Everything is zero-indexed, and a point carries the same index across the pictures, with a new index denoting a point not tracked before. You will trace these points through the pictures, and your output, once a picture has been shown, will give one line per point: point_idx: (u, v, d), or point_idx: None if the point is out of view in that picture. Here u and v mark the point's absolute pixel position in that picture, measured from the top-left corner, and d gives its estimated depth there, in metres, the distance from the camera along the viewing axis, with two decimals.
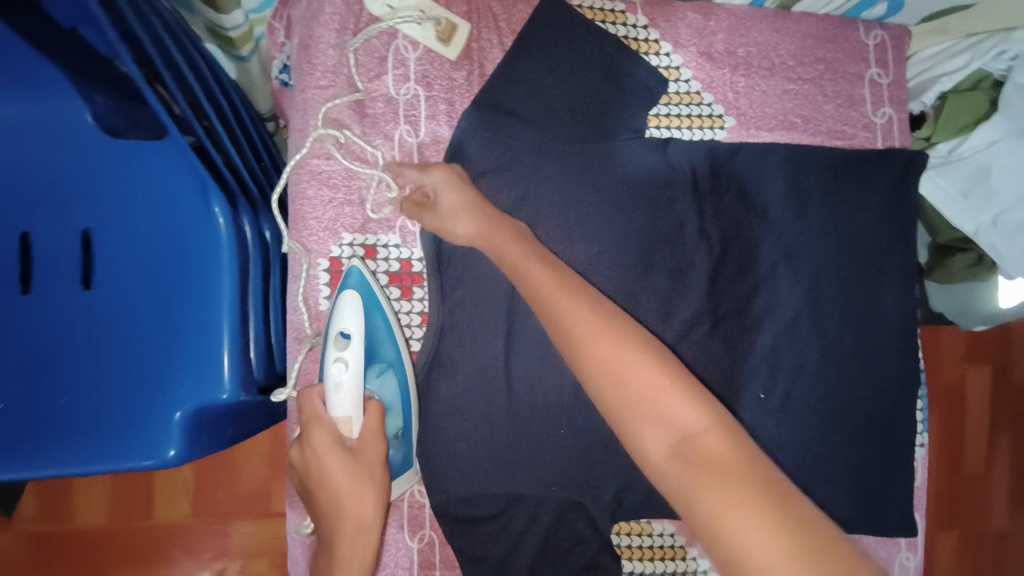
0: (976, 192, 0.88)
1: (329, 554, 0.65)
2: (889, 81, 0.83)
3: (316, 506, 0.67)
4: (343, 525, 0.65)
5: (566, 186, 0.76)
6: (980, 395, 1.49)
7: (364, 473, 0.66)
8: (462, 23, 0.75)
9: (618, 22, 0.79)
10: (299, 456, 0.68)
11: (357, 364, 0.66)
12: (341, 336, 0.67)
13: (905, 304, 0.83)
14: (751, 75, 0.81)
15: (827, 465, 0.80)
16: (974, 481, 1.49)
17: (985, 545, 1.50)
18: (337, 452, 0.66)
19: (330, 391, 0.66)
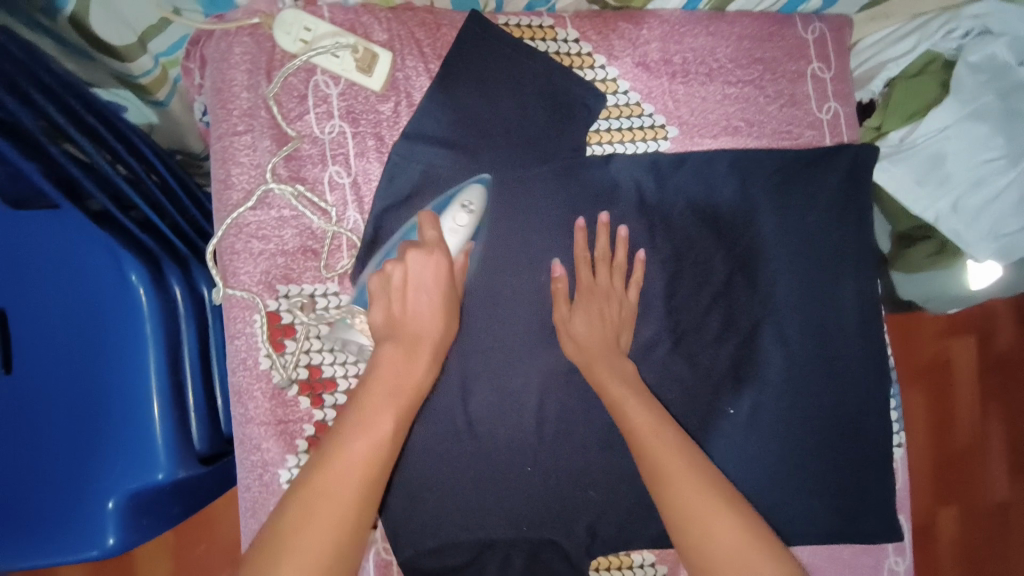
0: (931, 178, 0.86)
1: (401, 361, 0.59)
2: (832, 75, 0.81)
3: (408, 314, 0.61)
4: (427, 349, 0.61)
5: (509, 215, 0.74)
6: (963, 366, 1.47)
7: (453, 306, 0.64)
8: (381, 51, 0.70)
9: (547, 37, 0.75)
10: (417, 256, 0.62)
11: (473, 224, 0.68)
12: (466, 206, 0.67)
13: (865, 301, 0.82)
14: (690, 83, 0.78)
15: (804, 474, 0.79)
16: (966, 453, 1.48)
17: (985, 515, 1.49)
18: (452, 277, 0.64)
19: (448, 229, 0.66)
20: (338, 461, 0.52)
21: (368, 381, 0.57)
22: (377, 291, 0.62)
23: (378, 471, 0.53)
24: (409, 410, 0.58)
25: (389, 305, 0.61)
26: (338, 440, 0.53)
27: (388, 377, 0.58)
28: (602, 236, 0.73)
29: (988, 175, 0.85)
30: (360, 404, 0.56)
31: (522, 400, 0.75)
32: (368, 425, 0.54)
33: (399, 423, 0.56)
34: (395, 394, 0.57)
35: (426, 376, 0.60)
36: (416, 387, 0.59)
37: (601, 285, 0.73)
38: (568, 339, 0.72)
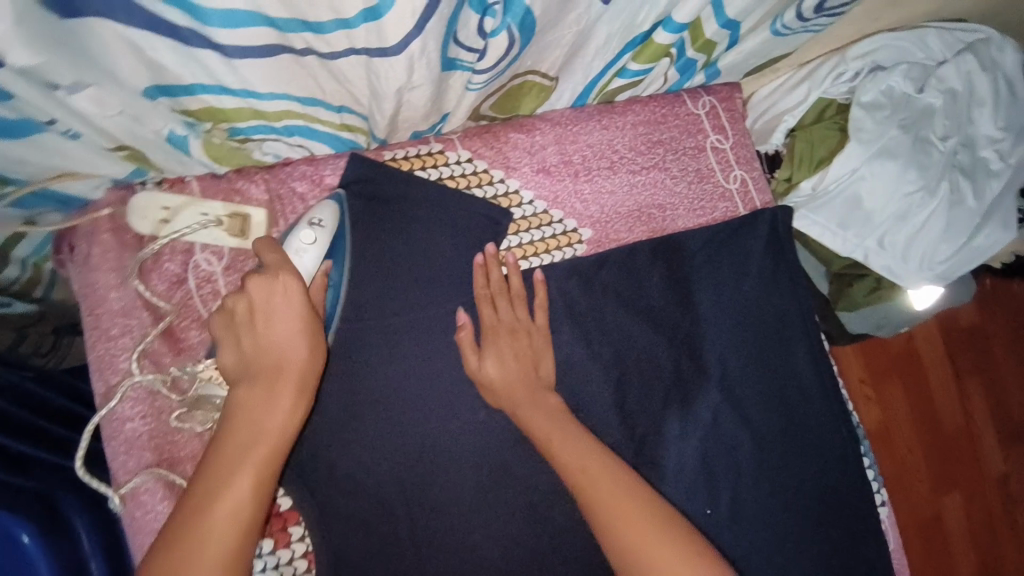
0: (852, 220, 0.87)
1: (262, 402, 0.53)
2: (731, 144, 0.82)
3: (258, 342, 0.54)
4: (288, 382, 0.54)
5: (431, 354, 0.70)
6: (932, 349, 1.47)
7: (319, 330, 0.57)
8: (254, 210, 0.64)
9: (439, 163, 0.71)
10: (260, 283, 0.55)
11: (325, 241, 0.62)
12: (314, 219, 0.62)
13: (818, 361, 0.79)
14: (594, 179, 0.76)
15: (799, 562, 0.74)
16: (957, 435, 1.47)
17: (990, 491, 1.47)
18: (304, 301, 0.56)
19: (293, 246, 0.60)
20: (191, 530, 0.48)
21: (226, 431, 0.52)
22: (224, 331, 0.56)
23: (240, 531, 0.49)
24: (272, 459, 0.52)
25: (239, 340, 0.55)
26: (196, 503, 0.49)
27: (243, 425, 0.52)
28: (491, 270, 0.70)
29: (907, 210, 0.85)
30: (215, 456, 0.51)
31: (485, 552, 0.68)
32: (224, 485, 0.50)
33: (263, 477, 0.51)
34: (255, 444, 0.52)
35: (292, 413, 0.54)
36: (280, 427, 0.53)
37: (505, 321, 0.69)
38: (485, 388, 0.68)
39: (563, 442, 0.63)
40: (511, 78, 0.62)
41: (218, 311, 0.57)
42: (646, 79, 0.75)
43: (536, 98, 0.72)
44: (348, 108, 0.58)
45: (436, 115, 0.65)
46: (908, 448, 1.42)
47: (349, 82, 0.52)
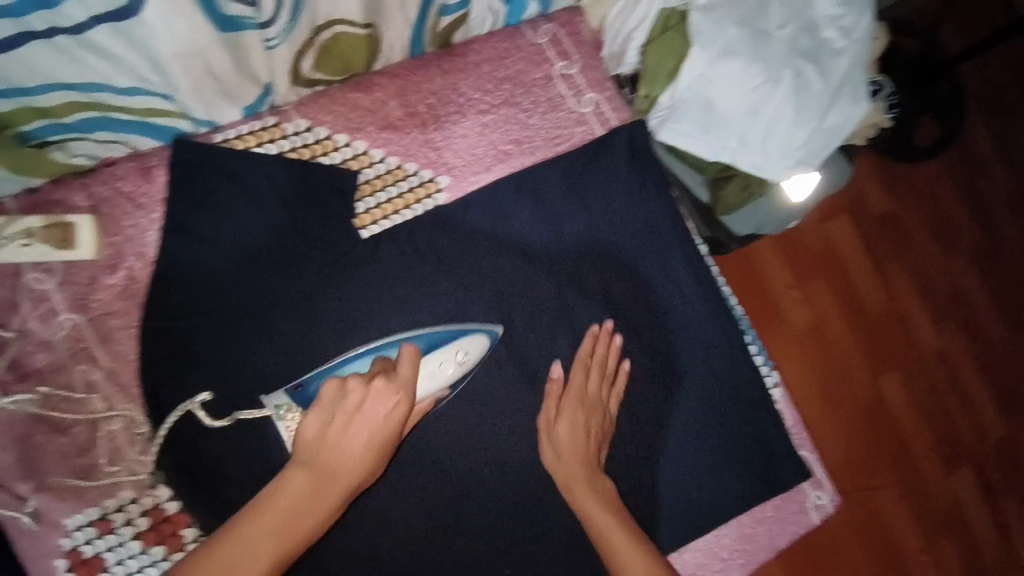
0: (710, 124, 0.90)
1: (302, 499, 0.54)
2: (579, 68, 0.82)
3: (333, 440, 0.56)
4: (331, 491, 0.55)
5: (308, 330, 0.69)
6: (847, 241, 1.42)
7: (387, 448, 0.59)
8: (76, 218, 0.63)
9: (276, 137, 0.69)
10: (379, 391, 0.58)
11: (446, 378, 0.66)
12: (459, 354, 0.67)
13: (693, 263, 0.84)
14: (444, 127, 0.75)
15: (698, 455, 0.80)
16: (885, 316, 1.42)
17: (931, 364, 1.43)
18: (390, 422, 0.58)
19: (427, 364, 0.65)
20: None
21: (272, 499, 0.53)
22: (322, 406, 0.57)
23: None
24: (290, 554, 0.52)
25: (330, 423, 0.57)
26: (221, 554, 0.50)
27: (281, 514, 0.53)
28: (599, 343, 0.75)
29: (759, 102, 0.87)
30: (245, 520, 0.52)
31: (399, 507, 0.71)
32: (234, 564, 0.50)
33: (275, 569, 0.51)
34: (281, 540, 0.52)
35: (326, 518, 0.54)
36: (304, 532, 0.53)
37: (590, 395, 0.73)
38: (550, 447, 0.72)
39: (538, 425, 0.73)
40: (313, 30, 0.61)
41: (333, 381, 0.59)
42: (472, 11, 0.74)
43: (368, 52, 0.68)
44: (144, 89, 0.57)
45: (254, 85, 0.63)
46: (839, 336, 1.38)
47: (123, 59, 0.53)
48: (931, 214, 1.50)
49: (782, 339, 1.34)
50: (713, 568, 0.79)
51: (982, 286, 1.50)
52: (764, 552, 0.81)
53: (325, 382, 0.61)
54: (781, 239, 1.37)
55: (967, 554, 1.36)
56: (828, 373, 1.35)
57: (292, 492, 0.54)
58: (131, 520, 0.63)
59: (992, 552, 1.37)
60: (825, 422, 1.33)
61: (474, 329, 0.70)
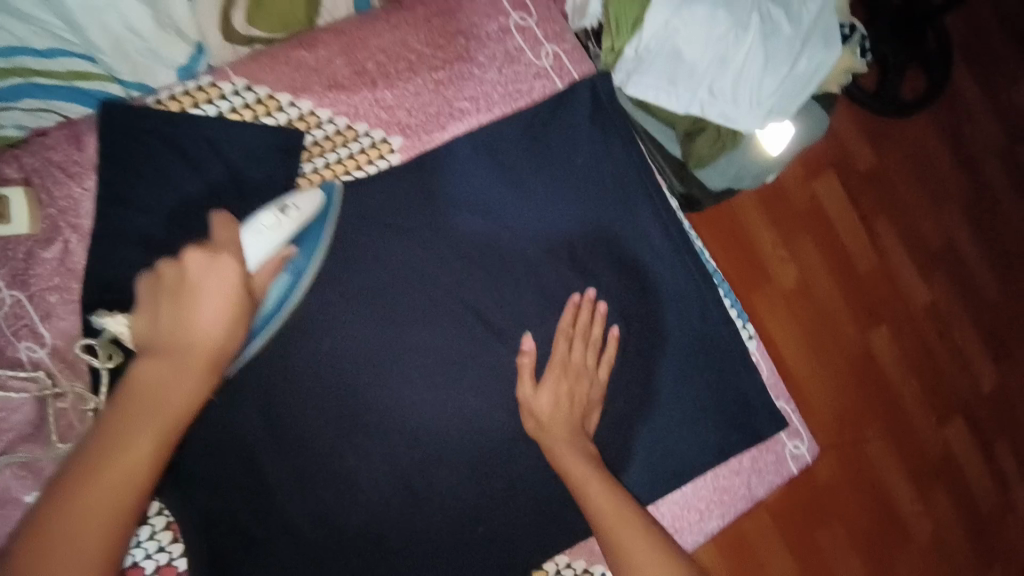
0: (679, 76, 0.86)
1: (160, 374, 0.50)
2: (536, 19, 0.78)
3: (178, 317, 0.51)
4: (187, 362, 0.50)
5: None
6: (834, 197, 1.38)
7: (242, 321, 0.54)
8: (10, 190, 0.61)
9: (214, 97, 0.66)
10: (200, 259, 0.53)
11: (284, 231, 0.61)
12: (286, 206, 0.62)
13: (662, 216, 0.81)
14: (395, 85, 0.72)
15: (671, 411, 0.78)
16: (873, 272, 1.39)
17: (920, 318, 1.41)
18: (237, 283, 0.54)
19: (255, 228, 0.59)
20: (81, 487, 0.45)
21: (128, 393, 0.49)
22: (149, 294, 0.54)
23: (122, 507, 0.46)
24: (172, 435, 0.49)
25: (159, 310, 0.53)
26: (87, 461, 0.46)
27: (143, 393, 0.49)
28: (581, 312, 0.74)
29: (727, 51, 0.84)
30: (106, 419, 0.48)
31: (365, 471, 0.70)
32: (114, 450, 0.47)
33: (161, 449, 0.48)
34: (157, 415, 0.49)
35: (198, 390, 0.50)
36: (176, 412, 0.49)
37: (574, 362, 0.72)
38: (531, 417, 0.71)
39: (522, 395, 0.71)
40: None
41: (150, 272, 0.55)
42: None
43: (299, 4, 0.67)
44: (63, 50, 0.58)
45: (184, 44, 0.62)
46: (826, 294, 1.34)
47: (32, 17, 0.54)
48: (919, 168, 1.46)
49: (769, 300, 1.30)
50: (690, 520, 0.78)
51: (971, 238, 1.48)
52: (742, 502, 0.81)
53: (138, 280, 0.56)
54: (766, 196, 1.32)
55: (962, 502, 1.36)
56: (815, 333, 1.31)
57: (137, 377, 0.50)
58: None
59: (987, 498, 1.38)
60: (816, 379, 1.31)
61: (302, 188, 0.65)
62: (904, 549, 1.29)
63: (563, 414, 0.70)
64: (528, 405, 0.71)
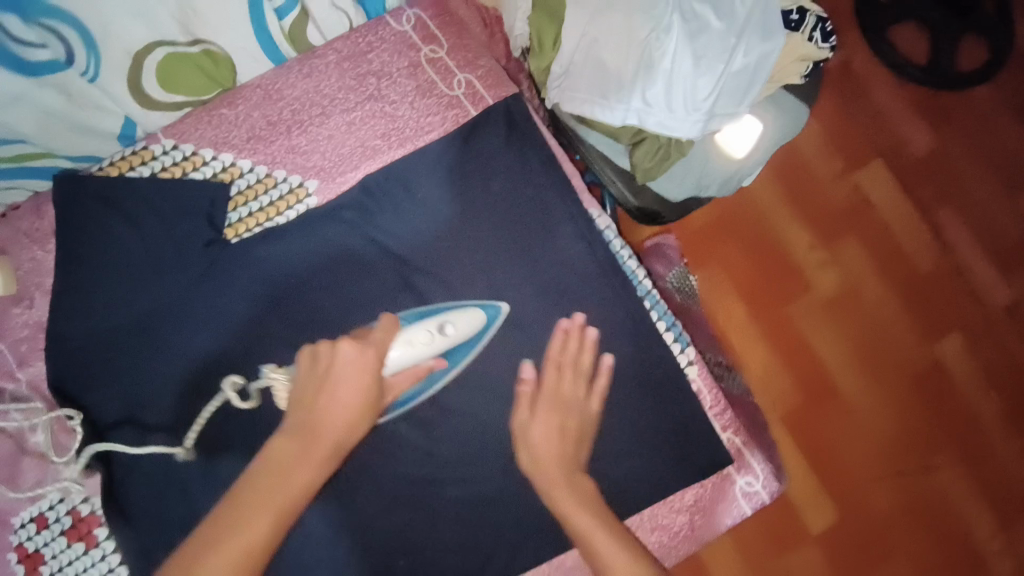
0: (610, 86, 0.83)
1: (295, 455, 0.56)
2: (446, 50, 0.80)
3: (314, 410, 0.59)
4: (319, 444, 0.57)
5: (192, 339, 0.73)
6: (883, 193, 1.28)
7: (371, 407, 0.62)
8: None
9: (147, 159, 0.74)
10: (348, 349, 0.62)
11: (436, 347, 0.70)
12: (444, 325, 0.71)
13: (589, 237, 0.79)
14: (308, 130, 0.76)
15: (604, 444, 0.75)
16: (938, 273, 1.27)
17: (1002, 323, 1.26)
18: (369, 387, 0.61)
19: (404, 343, 0.67)
20: (215, 543, 0.49)
21: (260, 472, 0.55)
22: (304, 375, 0.62)
23: (250, 566, 0.49)
24: (287, 513, 0.53)
25: (310, 386, 0.60)
26: (211, 526, 0.51)
27: (274, 471, 0.55)
28: (570, 338, 0.74)
29: (653, 55, 0.79)
30: (246, 492, 0.53)
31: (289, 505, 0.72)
32: (244, 524, 0.51)
33: (281, 526, 0.52)
34: (279, 495, 0.53)
35: (314, 480, 0.56)
36: (304, 486, 0.55)
37: (564, 393, 0.72)
38: (528, 452, 0.69)
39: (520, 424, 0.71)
40: (133, 61, 0.66)
41: (309, 347, 0.64)
42: (314, 7, 0.75)
43: (219, 67, 0.72)
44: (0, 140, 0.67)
45: (110, 115, 0.71)
46: (883, 300, 1.25)
47: None
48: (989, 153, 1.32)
49: (811, 311, 1.23)
50: None
51: None
52: (682, 541, 0.77)
53: (298, 356, 0.64)
54: (794, 190, 1.27)
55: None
56: (867, 349, 1.22)
57: (285, 471, 0.55)
58: (59, 517, 0.71)
59: None
60: (866, 397, 1.21)
61: (470, 306, 0.75)
62: None
63: (552, 446, 0.68)
64: (522, 430, 0.70)
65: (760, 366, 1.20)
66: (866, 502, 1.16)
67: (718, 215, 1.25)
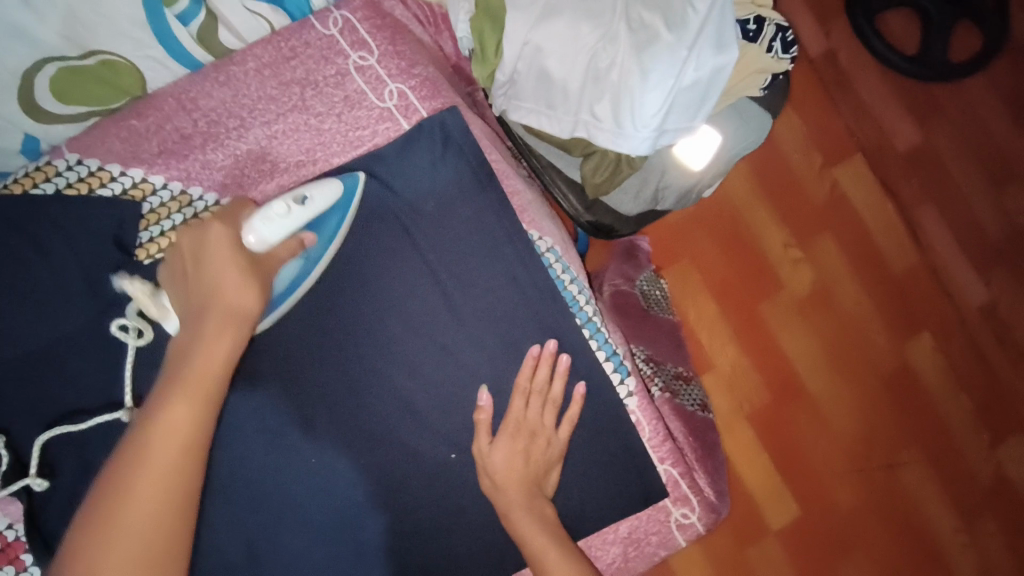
0: (555, 97, 0.78)
1: (191, 339, 0.52)
2: (377, 57, 0.74)
3: (195, 295, 0.55)
4: (212, 320, 0.53)
5: (101, 367, 0.68)
6: (862, 191, 1.23)
7: (264, 283, 0.57)
8: None
9: (50, 175, 0.69)
10: (213, 229, 0.58)
11: (295, 221, 0.63)
12: (301, 197, 0.64)
13: (529, 258, 0.75)
14: (225, 145, 0.72)
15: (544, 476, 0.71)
16: (916, 273, 1.23)
17: (981, 324, 1.24)
18: (240, 259, 0.56)
19: (260, 219, 0.60)
20: (133, 466, 0.46)
21: (170, 366, 0.52)
22: (170, 279, 0.59)
23: (182, 452, 0.48)
24: (212, 387, 0.51)
25: (188, 277, 0.56)
26: (129, 452, 0.47)
27: (178, 360, 0.52)
28: (540, 366, 0.72)
29: (598, 67, 0.75)
30: (156, 394, 0.50)
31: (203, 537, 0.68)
32: (161, 420, 0.48)
33: (207, 408, 0.50)
34: (190, 375, 0.50)
35: (231, 351, 0.53)
36: (216, 363, 0.52)
37: (529, 420, 0.71)
38: (486, 477, 0.70)
39: (478, 445, 0.70)
40: (23, 81, 0.64)
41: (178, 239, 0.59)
42: (226, 11, 0.70)
43: (121, 75, 0.69)
44: None
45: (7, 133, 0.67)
46: (861, 302, 1.21)
47: None
48: (979, 146, 1.26)
49: (785, 311, 1.19)
50: None
51: None
52: (615, 571, 0.76)
53: (173, 246, 0.59)
54: (769, 190, 1.21)
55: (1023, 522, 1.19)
56: (842, 349, 1.20)
57: (182, 349, 0.52)
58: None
59: None
60: (835, 399, 1.19)
61: (325, 177, 0.68)
62: None
63: (513, 470, 0.69)
64: (484, 455, 0.70)
65: (733, 366, 1.17)
66: (832, 500, 1.16)
67: (689, 216, 1.20)
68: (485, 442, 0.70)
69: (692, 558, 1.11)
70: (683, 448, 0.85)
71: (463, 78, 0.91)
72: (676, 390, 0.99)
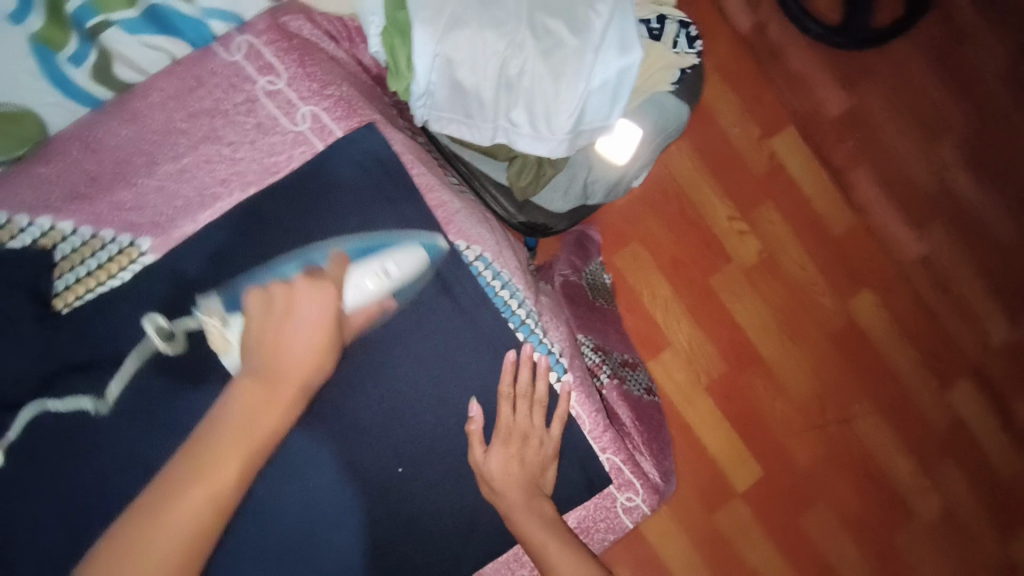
0: (471, 105, 0.79)
1: (261, 397, 0.59)
2: (286, 81, 0.74)
3: (270, 355, 0.61)
4: (284, 392, 0.60)
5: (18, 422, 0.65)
6: (796, 160, 1.27)
7: (337, 346, 0.65)
8: None
9: None
10: (309, 293, 0.63)
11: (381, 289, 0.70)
12: (388, 269, 0.71)
13: (460, 266, 0.77)
14: (135, 183, 0.71)
15: (505, 480, 0.73)
16: (852, 234, 1.28)
17: (915, 277, 1.30)
18: (330, 331, 0.63)
19: (353, 288, 0.68)
20: (169, 505, 0.52)
21: (225, 413, 0.58)
22: (260, 307, 0.64)
23: (216, 505, 0.54)
24: (257, 456, 0.57)
25: (266, 322, 0.63)
26: (162, 491, 0.53)
27: (238, 416, 0.58)
28: (521, 368, 0.75)
29: (509, 74, 0.75)
30: (203, 442, 0.56)
31: None
32: (207, 472, 0.54)
33: (244, 474, 0.56)
34: (245, 439, 0.57)
35: (285, 420, 0.59)
36: (265, 438, 0.58)
37: (518, 424, 0.74)
38: (485, 483, 0.73)
39: (473, 452, 0.74)
40: None
41: (260, 287, 0.65)
42: (120, 48, 0.73)
43: (23, 124, 0.71)
44: None
45: None
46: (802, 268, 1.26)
47: None
48: (905, 105, 1.31)
49: (730, 284, 1.24)
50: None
51: (973, 180, 1.32)
52: None
53: (247, 292, 0.65)
54: (706, 168, 1.24)
55: (964, 470, 1.28)
56: (787, 316, 1.25)
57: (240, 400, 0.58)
58: None
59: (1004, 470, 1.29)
60: (785, 363, 1.24)
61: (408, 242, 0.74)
62: (904, 527, 1.24)
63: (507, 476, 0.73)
64: (480, 462, 0.73)
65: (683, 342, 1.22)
66: (789, 459, 1.22)
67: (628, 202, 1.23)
68: (482, 450, 0.73)
69: (661, 528, 1.16)
70: (629, 434, 0.90)
71: (385, 88, 0.90)
72: (625, 378, 1.03)
